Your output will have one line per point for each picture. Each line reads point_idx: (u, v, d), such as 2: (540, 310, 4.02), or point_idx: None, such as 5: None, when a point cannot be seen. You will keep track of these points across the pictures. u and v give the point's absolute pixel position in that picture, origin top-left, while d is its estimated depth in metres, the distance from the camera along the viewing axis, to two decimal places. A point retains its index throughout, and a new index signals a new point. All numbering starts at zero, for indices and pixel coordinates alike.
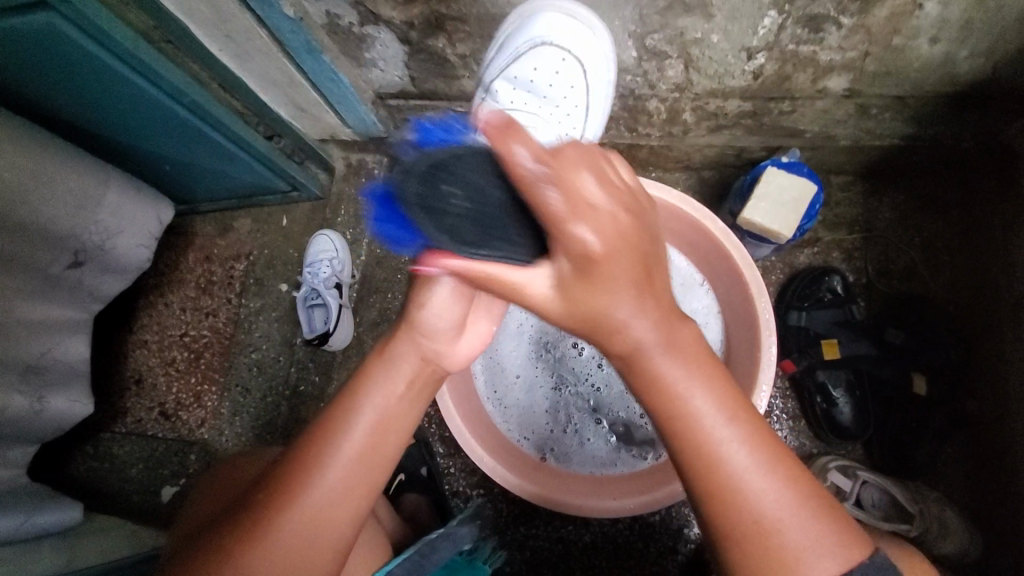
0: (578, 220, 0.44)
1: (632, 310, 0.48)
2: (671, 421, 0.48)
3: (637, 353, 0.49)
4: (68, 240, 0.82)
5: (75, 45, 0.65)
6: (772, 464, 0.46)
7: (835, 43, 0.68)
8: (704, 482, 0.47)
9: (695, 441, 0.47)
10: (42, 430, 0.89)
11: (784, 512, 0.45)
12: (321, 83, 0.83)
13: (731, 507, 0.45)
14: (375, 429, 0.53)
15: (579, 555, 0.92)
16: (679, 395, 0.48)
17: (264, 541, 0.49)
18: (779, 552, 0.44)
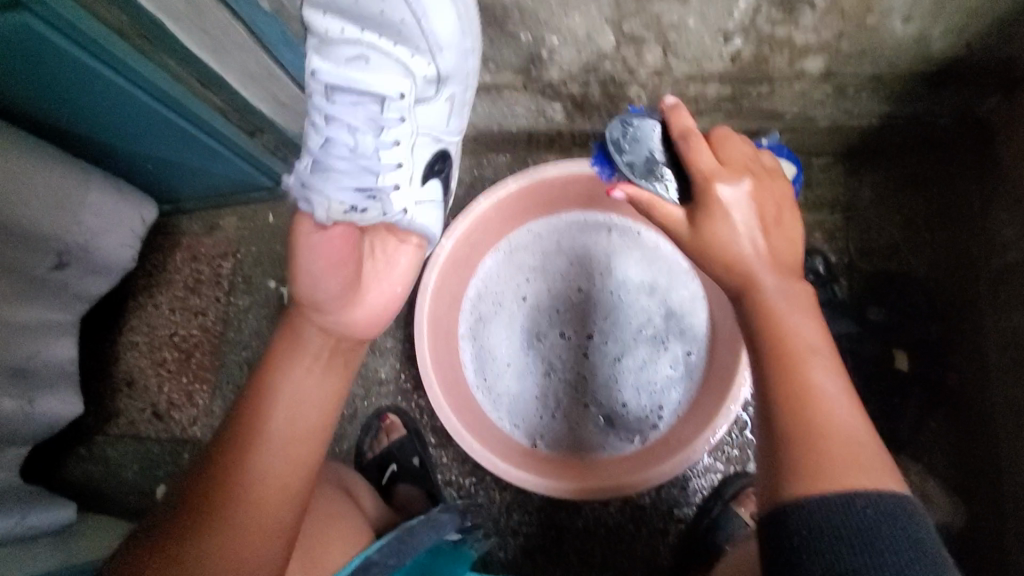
0: (728, 185, 0.57)
1: (763, 258, 0.55)
2: (777, 357, 0.50)
3: (755, 285, 0.54)
4: (52, 242, 0.82)
5: (49, 44, 0.65)
6: (849, 392, 0.49)
7: (809, 25, 0.69)
8: (784, 400, 0.48)
9: (781, 350, 0.50)
10: (33, 432, 0.89)
11: (857, 433, 0.47)
12: (301, 76, 0.83)
13: (812, 410, 0.47)
14: (292, 406, 0.59)
15: (572, 539, 0.93)
16: (774, 313, 0.52)
17: (227, 515, 0.54)
18: (860, 465, 0.45)
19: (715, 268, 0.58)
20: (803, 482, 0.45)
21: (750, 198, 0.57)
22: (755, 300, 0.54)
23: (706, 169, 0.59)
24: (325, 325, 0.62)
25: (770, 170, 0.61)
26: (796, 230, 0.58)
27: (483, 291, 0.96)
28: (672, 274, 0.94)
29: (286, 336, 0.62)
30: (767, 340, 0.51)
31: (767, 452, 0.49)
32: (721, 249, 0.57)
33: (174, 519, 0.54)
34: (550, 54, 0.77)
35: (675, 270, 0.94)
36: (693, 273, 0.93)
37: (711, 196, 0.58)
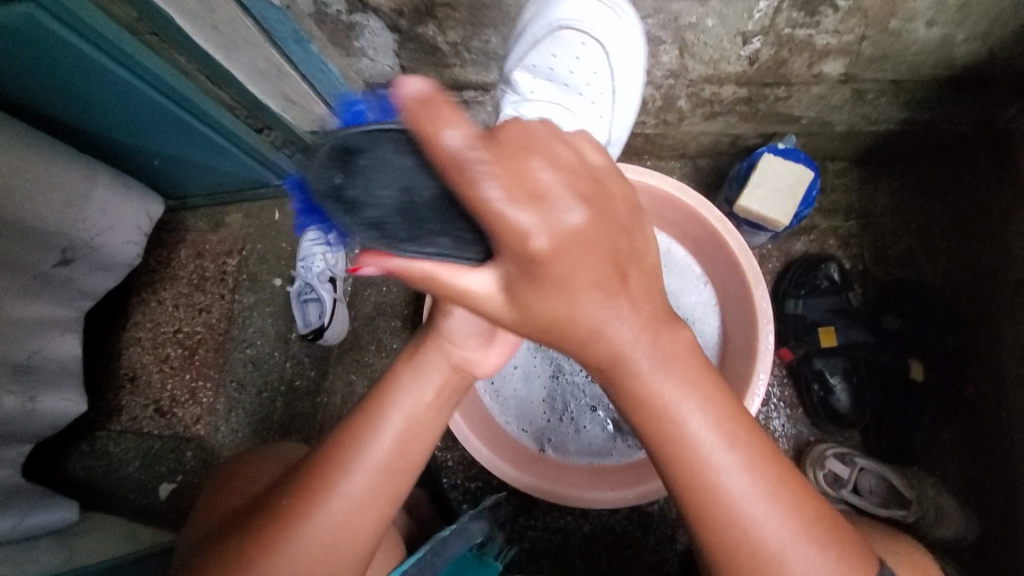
0: (524, 207, 0.38)
1: (634, 319, 0.46)
2: (662, 434, 0.46)
3: (625, 361, 0.46)
4: (56, 237, 0.81)
5: (56, 38, 0.64)
6: (773, 489, 0.46)
7: (830, 27, 0.67)
8: (674, 478, 0.47)
9: (677, 449, 0.46)
10: (36, 429, 0.88)
11: (783, 539, 0.45)
12: (310, 73, 0.82)
13: (717, 517, 0.45)
14: (402, 435, 0.53)
15: (578, 544, 0.92)
16: (621, 360, 0.46)
17: (304, 532, 0.48)
18: (768, 571, 0.45)
19: (550, 331, 0.47)
20: None
21: (588, 229, 0.41)
22: (627, 381, 0.47)
23: (580, 219, 0.40)
24: (457, 360, 0.58)
25: (607, 172, 0.45)
26: (659, 284, 0.49)
27: None
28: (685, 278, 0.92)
29: (404, 358, 0.58)
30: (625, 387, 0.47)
31: (681, 518, 0.48)
32: (600, 346, 0.46)
33: (251, 525, 0.50)
34: None
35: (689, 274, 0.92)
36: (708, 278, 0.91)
37: (556, 226, 0.39)
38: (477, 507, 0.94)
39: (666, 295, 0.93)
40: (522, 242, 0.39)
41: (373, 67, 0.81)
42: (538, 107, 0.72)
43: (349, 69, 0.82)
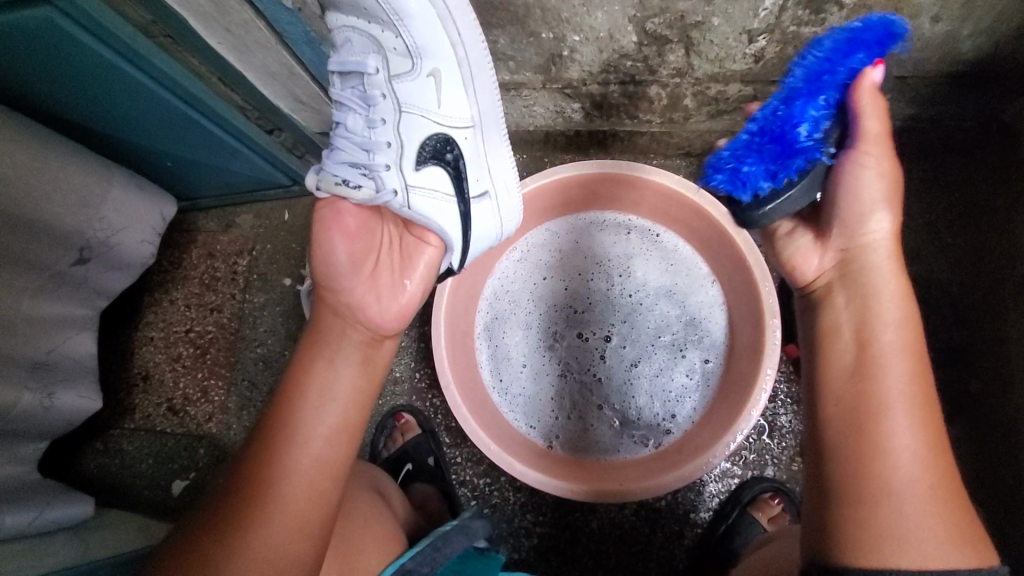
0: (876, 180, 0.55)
1: (888, 271, 0.54)
2: (858, 373, 0.50)
3: (870, 339, 0.52)
4: (72, 237, 0.83)
5: (75, 41, 0.65)
6: (925, 444, 0.48)
7: (835, 25, 0.68)
8: (848, 441, 0.49)
9: (874, 380, 0.50)
10: (52, 425, 0.90)
11: (909, 485, 0.46)
12: (320, 74, 0.83)
13: (871, 452, 0.48)
14: (325, 412, 0.58)
15: (586, 540, 0.93)
16: (873, 332, 0.52)
17: (265, 497, 0.54)
18: (893, 532, 0.45)
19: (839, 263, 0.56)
20: (852, 544, 0.46)
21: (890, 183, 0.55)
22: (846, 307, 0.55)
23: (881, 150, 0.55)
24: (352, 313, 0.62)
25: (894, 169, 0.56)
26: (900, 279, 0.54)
27: (500, 290, 0.97)
28: (692, 278, 0.93)
29: (311, 340, 0.62)
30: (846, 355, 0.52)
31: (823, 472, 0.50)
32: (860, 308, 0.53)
33: (214, 513, 0.54)
34: (571, 53, 0.76)
35: (695, 274, 0.93)
36: (715, 278, 0.92)
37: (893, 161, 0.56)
38: (486, 504, 0.95)
39: (672, 296, 0.94)
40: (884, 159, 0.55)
41: None
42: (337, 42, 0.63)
43: None
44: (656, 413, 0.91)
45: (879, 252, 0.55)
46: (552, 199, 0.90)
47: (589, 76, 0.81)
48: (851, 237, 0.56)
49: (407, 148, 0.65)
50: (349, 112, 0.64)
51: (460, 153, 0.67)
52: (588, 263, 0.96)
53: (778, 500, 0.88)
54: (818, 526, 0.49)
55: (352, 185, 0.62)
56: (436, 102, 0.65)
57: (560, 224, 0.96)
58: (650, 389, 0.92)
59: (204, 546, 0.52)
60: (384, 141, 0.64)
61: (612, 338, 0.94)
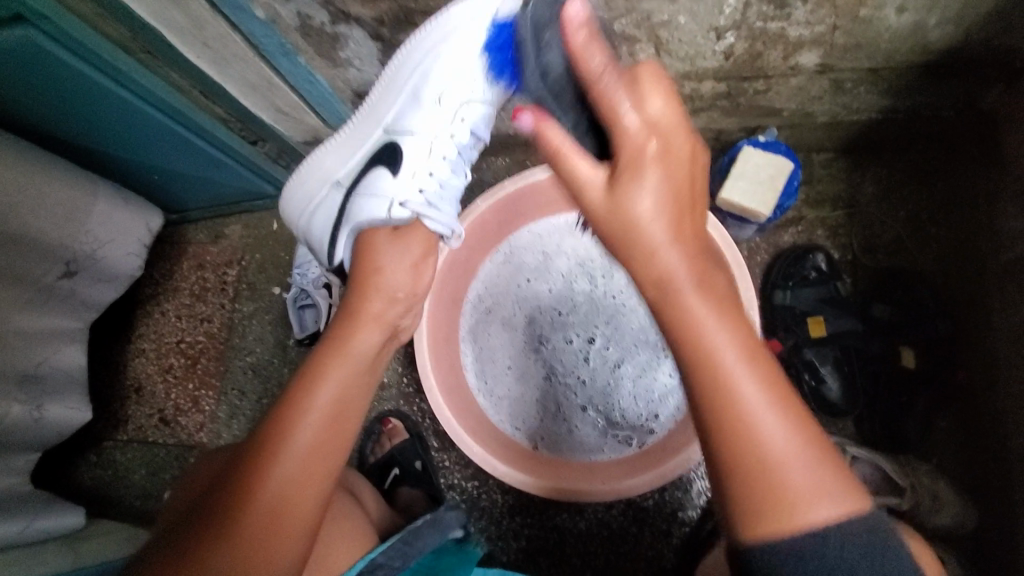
0: (632, 114, 0.49)
1: (666, 236, 0.48)
2: (682, 333, 0.46)
3: (670, 286, 0.47)
4: (58, 251, 0.84)
5: (53, 58, 0.67)
6: (773, 397, 0.44)
7: (801, 19, 0.68)
8: (713, 419, 0.44)
9: (698, 360, 0.45)
10: (42, 438, 0.91)
11: (784, 453, 0.42)
12: (298, 84, 0.84)
13: (733, 431, 0.43)
14: (329, 418, 0.58)
15: (574, 541, 0.93)
16: (685, 311, 0.46)
17: (267, 500, 0.53)
18: (781, 495, 0.42)
19: (612, 238, 0.50)
20: (754, 529, 0.42)
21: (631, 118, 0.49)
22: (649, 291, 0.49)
23: (649, 115, 0.49)
24: (392, 321, 0.67)
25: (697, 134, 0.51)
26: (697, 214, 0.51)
27: (483, 292, 0.97)
28: None
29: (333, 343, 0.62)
30: (669, 327, 0.47)
31: (706, 459, 0.46)
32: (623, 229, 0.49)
33: (208, 513, 0.53)
34: None
35: None
36: None
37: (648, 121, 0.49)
38: (474, 506, 0.95)
39: None
40: (614, 124, 0.50)
41: (359, 76, 0.84)
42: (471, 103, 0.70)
43: (337, 78, 0.85)
44: (639, 414, 0.91)
45: (644, 228, 0.49)
46: (532, 201, 0.90)
47: None
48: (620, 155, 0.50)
49: None
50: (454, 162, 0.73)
51: None
52: (571, 266, 0.96)
53: None
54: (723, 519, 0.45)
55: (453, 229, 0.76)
56: None
57: (542, 226, 0.96)
58: (632, 390, 0.92)
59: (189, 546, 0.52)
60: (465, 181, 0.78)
61: (596, 339, 0.94)
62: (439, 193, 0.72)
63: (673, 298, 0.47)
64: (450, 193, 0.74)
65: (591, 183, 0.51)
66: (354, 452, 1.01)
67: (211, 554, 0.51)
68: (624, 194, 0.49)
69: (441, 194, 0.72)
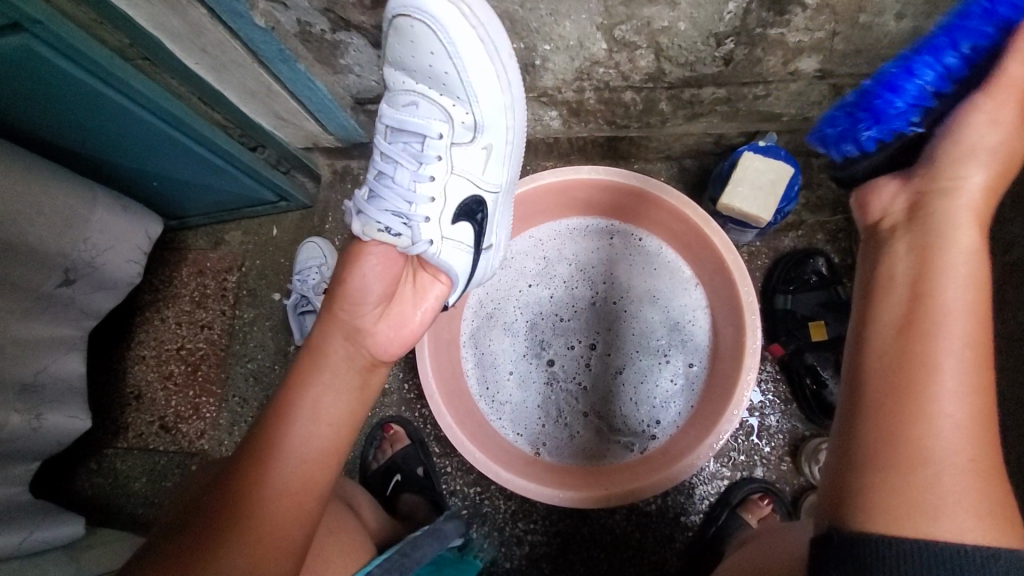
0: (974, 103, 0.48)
1: (974, 242, 0.48)
2: (902, 330, 0.48)
3: (928, 293, 0.47)
4: (57, 259, 0.84)
5: (52, 66, 0.66)
6: (971, 413, 0.45)
7: (801, 25, 0.68)
8: (889, 408, 0.46)
9: (905, 357, 0.47)
10: (41, 447, 0.90)
11: (948, 462, 0.44)
12: (298, 91, 0.84)
13: (900, 426, 0.45)
14: (317, 423, 0.59)
15: (577, 547, 0.92)
16: (944, 308, 0.47)
17: (257, 505, 0.54)
18: (932, 501, 0.43)
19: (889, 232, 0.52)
20: (892, 519, 0.43)
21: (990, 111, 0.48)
22: (900, 277, 0.50)
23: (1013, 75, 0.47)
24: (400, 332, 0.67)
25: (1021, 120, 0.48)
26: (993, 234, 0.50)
27: (484, 297, 0.97)
28: (676, 282, 0.94)
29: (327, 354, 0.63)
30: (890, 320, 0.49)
31: (854, 448, 0.47)
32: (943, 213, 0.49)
33: (198, 519, 0.53)
34: (543, 62, 0.77)
35: (679, 279, 0.93)
36: (698, 282, 0.92)
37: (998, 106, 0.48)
38: (477, 513, 0.95)
39: (657, 302, 0.94)
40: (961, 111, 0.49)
41: (360, 82, 0.84)
42: (415, 101, 0.72)
43: (337, 85, 0.85)
44: (641, 420, 0.91)
45: (958, 204, 0.49)
46: (533, 207, 0.91)
47: (563, 83, 0.82)
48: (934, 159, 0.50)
49: (447, 206, 0.72)
50: (396, 164, 0.71)
51: (487, 213, 0.78)
52: (573, 271, 0.96)
53: (768, 501, 0.87)
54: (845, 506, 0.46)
55: (393, 233, 0.68)
56: (480, 167, 0.75)
57: (543, 231, 0.97)
58: (634, 395, 0.92)
59: (185, 546, 0.52)
60: (427, 196, 0.71)
61: (599, 345, 0.94)
62: (378, 191, 0.70)
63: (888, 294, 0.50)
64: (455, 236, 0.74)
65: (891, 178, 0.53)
66: (355, 458, 1.01)
67: (204, 559, 0.51)
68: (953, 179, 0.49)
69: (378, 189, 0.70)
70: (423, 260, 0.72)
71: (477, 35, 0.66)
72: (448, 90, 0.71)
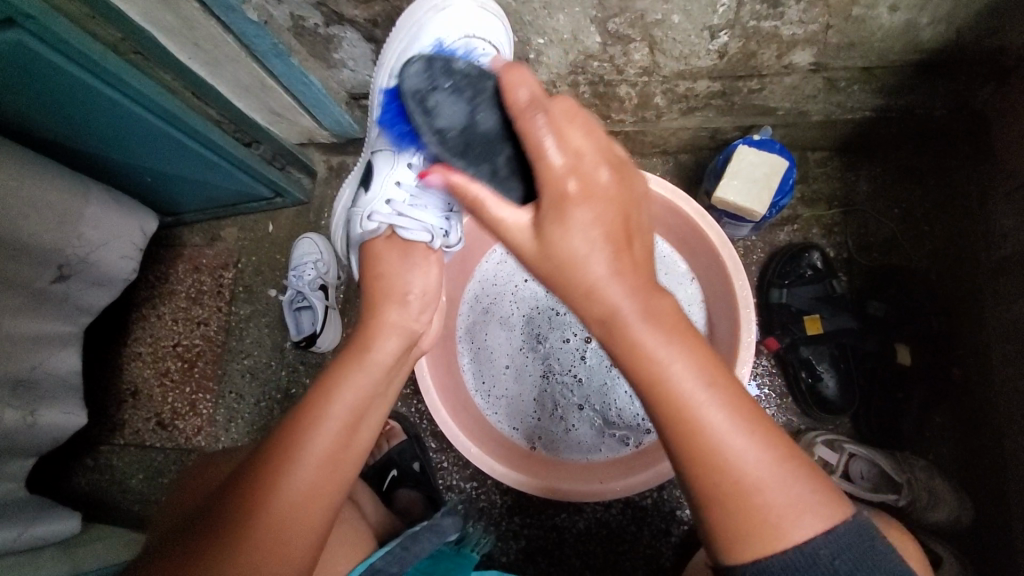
0: (555, 148, 0.49)
1: (606, 270, 0.47)
2: (643, 376, 0.45)
3: (613, 317, 0.47)
4: (52, 254, 0.84)
5: (44, 61, 0.66)
6: (739, 421, 0.44)
7: (795, 18, 0.68)
8: (685, 452, 0.44)
9: (658, 396, 0.45)
10: (37, 443, 0.90)
11: (764, 474, 0.43)
12: (292, 86, 0.84)
13: (706, 462, 0.44)
14: (345, 424, 0.57)
15: (573, 541, 0.93)
16: (635, 347, 0.46)
17: (277, 504, 0.52)
18: (764, 517, 0.43)
19: (551, 279, 0.50)
20: (735, 545, 0.44)
21: (597, 204, 0.49)
22: (597, 325, 0.48)
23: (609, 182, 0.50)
24: (409, 328, 0.66)
25: (621, 165, 0.52)
26: (648, 248, 0.51)
27: (480, 292, 0.97)
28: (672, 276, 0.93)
29: (355, 353, 0.63)
30: (626, 363, 0.46)
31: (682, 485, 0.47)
32: (574, 274, 0.48)
33: (219, 516, 0.52)
34: (537, 56, 0.77)
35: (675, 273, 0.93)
36: (695, 276, 0.92)
37: (612, 190, 0.50)
38: (473, 507, 0.95)
39: None
40: (536, 161, 0.49)
41: (354, 77, 0.84)
42: None
43: (331, 80, 0.85)
44: (636, 414, 0.91)
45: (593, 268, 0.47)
46: None
47: (558, 77, 0.82)
48: (546, 186, 0.49)
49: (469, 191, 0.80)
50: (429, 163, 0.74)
51: None
52: None
53: None
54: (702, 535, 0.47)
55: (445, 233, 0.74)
56: None
57: None
58: (630, 389, 0.92)
59: (206, 543, 0.51)
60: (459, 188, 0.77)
61: (593, 339, 0.94)
62: (418, 197, 0.71)
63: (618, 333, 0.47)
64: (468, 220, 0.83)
65: (514, 222, 0.51)
66: None
67: (219, 554, 0.50)
68: (558, 232, 0.48)
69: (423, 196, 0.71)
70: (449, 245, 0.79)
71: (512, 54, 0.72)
72: None
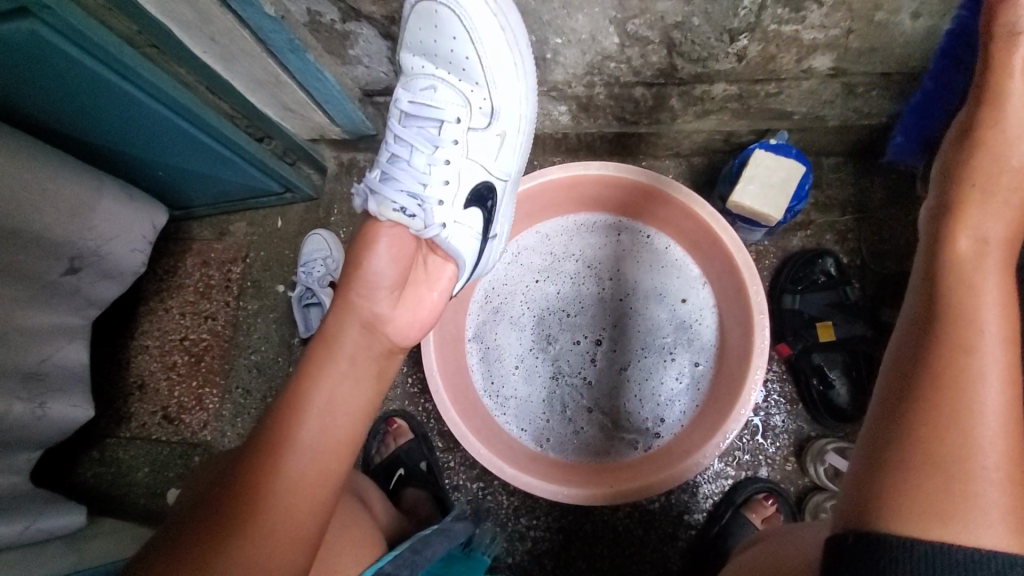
0: (1022, 49, 0.44)
1: (1000, 232, 0.45)
2: (952, 311, 0.44)
3: (950, 253, 0.45)
4: (63, 247, 0.83)
5: (59, 52, 0.66)
6: (1007, 412, 0.41)
7: (816, 22, 0.67)
8: (932, 405, 0.42)
9: (948, 348, 0.43)
10: (44, 435, 0.90)
11: (987, 469, 0.40)
12: (307, 82, 0.83)
13: (952, 420, 0.41)
14: (324, 417, 0.57)
15: (580, 544, 0.92)
16: (971, 291, 0.44)
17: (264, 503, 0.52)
18: (964, 501, 0.39)
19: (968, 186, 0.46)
20: (917, 517, 0.40)
21: None
22: (952, 251, 0.46)
23: None
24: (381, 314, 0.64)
25: None
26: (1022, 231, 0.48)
27: (490, 293, 0.97)
28: (683, 279, 0.93)
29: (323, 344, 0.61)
30: (939, 292, 0.45)
31: (882, 445, 0.43)
32: (979, 191, 0.46)
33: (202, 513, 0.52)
34: (554, 56, 0.76)
35: (686, 276, 0.93)
36: (706, 280, 0.92)
37: (990, 134, 0.46)
38: (480, 508, 0.95)
39: (663, 299, 0.94)
40: (1005, 53, 0.45)
41: (369, 74, 0.84)
42: (425, 84, 0.71)
43: (346, 76, 0.84)
44: (645, 417, 0.91)
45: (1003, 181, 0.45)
46: (541, 202, 0.90)
47: (573, 78, 0.81)
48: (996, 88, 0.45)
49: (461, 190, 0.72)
50: (412, 148, 0.71)
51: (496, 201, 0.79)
52: (580, 267, 0.96)
53: (773, 500, 0.87)
54: (859, 504, 0.42)
55: (408, 213, 0.67)
56: (493, 155, 0.76)
57: (551, 226, 0.96)
58: (639, 393, 0.92)
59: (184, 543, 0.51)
60: (443, 179, 0.71)
61: (603, 342, 0.94)
62: (389, 174, 0.69)
63: (959, 272, 0.45)
64: (465, 223, 0.73)
65: (1012, 119, 0.45)
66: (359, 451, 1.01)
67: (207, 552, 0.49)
68: (1004, 140, 0.45)
69: (393, 172, 0.69)
70: (433, 244, 0.72)
71: (490, 9, 0.67)
72: (465, 74, 0.71)
